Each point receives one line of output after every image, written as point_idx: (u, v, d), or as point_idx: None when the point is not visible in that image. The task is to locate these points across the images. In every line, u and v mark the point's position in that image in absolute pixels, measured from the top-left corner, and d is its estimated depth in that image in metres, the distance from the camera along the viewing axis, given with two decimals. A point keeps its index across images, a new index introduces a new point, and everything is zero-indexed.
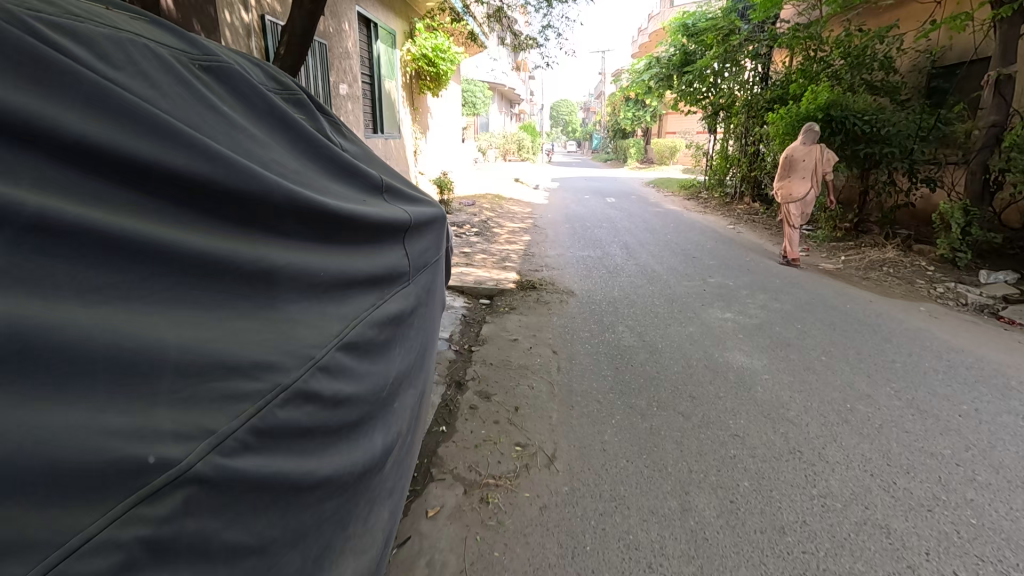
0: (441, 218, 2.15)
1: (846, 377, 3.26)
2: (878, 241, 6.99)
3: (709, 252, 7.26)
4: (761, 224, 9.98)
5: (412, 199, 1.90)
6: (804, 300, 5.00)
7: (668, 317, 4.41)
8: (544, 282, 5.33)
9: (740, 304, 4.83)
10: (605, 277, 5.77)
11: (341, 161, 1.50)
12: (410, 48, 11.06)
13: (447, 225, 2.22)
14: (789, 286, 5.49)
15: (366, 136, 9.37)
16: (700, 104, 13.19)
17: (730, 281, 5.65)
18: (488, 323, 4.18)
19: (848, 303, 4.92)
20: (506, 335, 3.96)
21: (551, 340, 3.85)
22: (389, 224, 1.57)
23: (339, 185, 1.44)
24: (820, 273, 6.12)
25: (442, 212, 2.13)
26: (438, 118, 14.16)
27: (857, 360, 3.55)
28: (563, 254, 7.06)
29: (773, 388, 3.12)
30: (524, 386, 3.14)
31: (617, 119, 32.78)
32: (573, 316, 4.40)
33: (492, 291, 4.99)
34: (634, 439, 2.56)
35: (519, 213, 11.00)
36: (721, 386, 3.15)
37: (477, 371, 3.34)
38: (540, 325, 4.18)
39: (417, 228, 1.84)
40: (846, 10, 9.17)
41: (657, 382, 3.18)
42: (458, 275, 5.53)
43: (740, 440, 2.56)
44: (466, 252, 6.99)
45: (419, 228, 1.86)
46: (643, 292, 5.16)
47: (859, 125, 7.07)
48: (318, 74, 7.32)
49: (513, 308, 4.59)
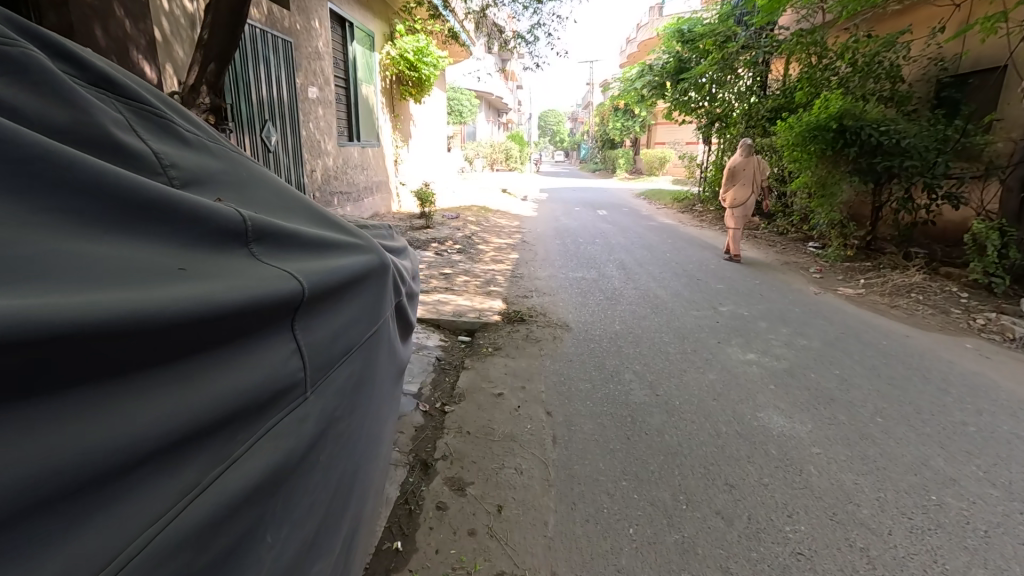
0: (377, 270, 1.53)
1: (918, 452, 2.58)
2: (897, 262, 6.40)
3: (714, 273, 6.63)
4: (763, 239, 9.39)
5: (316, 252, 1.28)
6: (832, 334, 4.36)
7: (681, 360, 3.72)
8: (533, 313, 4.62)
9: (761, 339, 4.18)
10: (602, 305, 5.07)
11: (120, 190, 0.89)
12: (389, 50, 10.36)
13: (387, 277, 1.59)
14: (811, 316, 4.85)
15: (341, 143, 8.63)
16: (695, 114, 12.64)
17: (743, 309, 5.00)
18: (466, 371, 3.45)
19: (883, 339, 4.29)
20: (489, 388, 3.23)
21: (544, 396, 3.12)
22: (243, 315, 0.95)
23: (97, 240, 0.83)
24: (840, 300, 5.49)
25: (376, 262, 1.51)
26: (421, 125, 13.43)
27: (921, 422, 2.89)
28: (554, 276, 6.36)
29: (828, 467, 2.45)
30: (510, 469, 2.42)
31: (605, 129, 32.42)
32: (568, 359, 3.68)
33: (473, 324, 4.27)
34: (663, 566, 1.85)
35: (506, 227, 10.31)
36: (763, 465, 2.47)
37: (451, 444, 2.61)
38: (530, 373, 3.45)
39: (324, 301, 1.22)
40: (851, 16, 8.67)
41: (681, 462, 2.48)
42: (435, 304, 4.79)
43: (807, 563, 1.87)
44: (446, 274, 6.26)
45: (327, 301, 1.23)
46: (648, 324, 4.49)
47: (876, 135, 6.46)
48: (283, 75, 6.58)
49: (497, 348, 3.85)
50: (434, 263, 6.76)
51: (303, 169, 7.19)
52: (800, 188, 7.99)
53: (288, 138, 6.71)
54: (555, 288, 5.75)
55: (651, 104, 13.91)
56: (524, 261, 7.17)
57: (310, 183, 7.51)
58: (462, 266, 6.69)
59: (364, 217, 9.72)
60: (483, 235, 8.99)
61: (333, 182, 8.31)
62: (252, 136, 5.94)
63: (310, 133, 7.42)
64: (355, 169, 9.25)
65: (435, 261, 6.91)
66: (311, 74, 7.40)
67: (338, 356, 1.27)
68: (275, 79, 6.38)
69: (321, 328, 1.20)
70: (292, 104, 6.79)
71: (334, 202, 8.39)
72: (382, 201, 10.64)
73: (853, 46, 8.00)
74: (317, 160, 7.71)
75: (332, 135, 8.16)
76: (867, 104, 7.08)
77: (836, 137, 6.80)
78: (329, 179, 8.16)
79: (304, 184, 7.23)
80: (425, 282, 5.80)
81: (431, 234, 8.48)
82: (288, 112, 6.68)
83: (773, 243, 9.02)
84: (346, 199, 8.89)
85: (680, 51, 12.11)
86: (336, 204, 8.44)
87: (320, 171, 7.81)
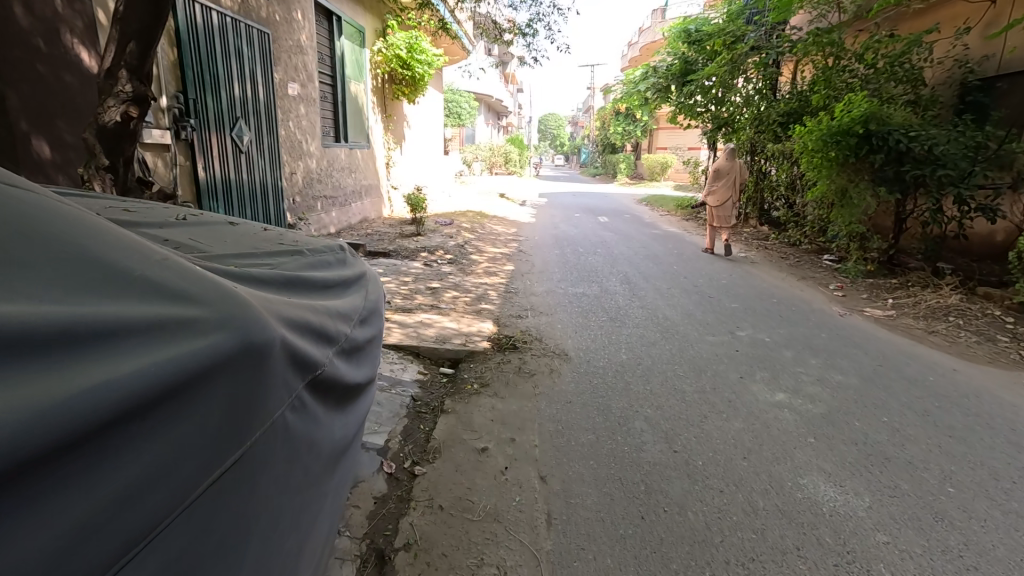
0: (230, 356, 1.01)
1: (1013, 541, 2.03)
2: (928, 280, 5.86)
3: (727, 290, 6.07)
4: (774, 251, 8.86)
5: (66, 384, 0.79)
6: (869, 367, 3.82)
7: (700, 401, 3.17)
8: (527, 339, 4.08)
9: (789, 374, 3.63)
10: (605, 328, 4.51)
11: None
12: (381, 47, 9.82)
13: (255, 359, 1.06)
14: (841, 344, 4.29)
15: (326, 145, 8.10)
16: (701, 118, 12.11)
17: (764, 336, 4.44)
18: (445, 415, 2.90)
19: (927, 373, 3.74)
20: (471, 440, 2.67)
21: (537, 453, 2.57)
22: None
23: None
24: (869, 323, 4.96)
25: (218, 346, 0.99)
26: (415, 126, 12.88)
27: (1003, 494, 2.34)
28: (551, 292, 5.79)
29: (902, 566, 1.90)
30: (489, 565, 1.88)
31: (606, 134, 31.95)
32: (567, 400, 3.11)
33: (458, 353, 3.72)
34: None
35: (502, 234, 9.78)
36: (817, 561, 1.91)
37: (417, 525, 2.07)
38: (521, 418, 2.90)
39: (57, 477, 0.75)
40: (872, 15, 8.13)
41: (713, 557, 1.92)
42: (417, 325, 4.24)
43: None
44: (433, 288, 5.69)
45: (69, 472, 0.76)
46: (658, 354, 3.92)
47: (905, 142, 5.92)
48: (259, 69, 6.03)
49: (485, 385, 3.29)
50: (421, 276, 6.19)
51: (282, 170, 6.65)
52: (816, 197, 7.45)
53: (265, 137, 6.17)
54: (553, 307, 5.18)
55: (655, 107, 13.39)
56: (520, 274, 6.60)
57: (289, 187, 6.96)
58: (452, 280, 6.12)
59: (352, 223, 9.15)
60: (477, 243, 8.42)
61: (316, 186, 7.75)
62: (221, 135, 5.39)
63: (290, 132, 6.87)
64: (341, 172, 8.70)
65: (423, 273, 6.34)
66: (291, 69, 6.86)
67: (124, 545, 0.80)
68: (249, 74, 5.85)
69: (56, 524, 0.73)
70: (269, 101, 6.24)
71: (317, 206, 7.83)
72: (371, 206, 10.08)
73: (876, 46, 7.45)
74: (298, 161, 7.16)
75: (315, 136, 7.61)
76: (893, 107, 6.53)
77: (859, 142, 6.25)
78: (312, 182, 7.61)
79: (283, 188, 6.68)
80: (409, 298, 5.23)
81: (421, 242, 7.92)
82: (264, 109, 6.15)
83: (786, 255, 8.47)
84: (331, 204, 8.33)
85: (688, 52, 11.59)
86: (319, 210, 7.88)
87: (302, 174, 7.26)
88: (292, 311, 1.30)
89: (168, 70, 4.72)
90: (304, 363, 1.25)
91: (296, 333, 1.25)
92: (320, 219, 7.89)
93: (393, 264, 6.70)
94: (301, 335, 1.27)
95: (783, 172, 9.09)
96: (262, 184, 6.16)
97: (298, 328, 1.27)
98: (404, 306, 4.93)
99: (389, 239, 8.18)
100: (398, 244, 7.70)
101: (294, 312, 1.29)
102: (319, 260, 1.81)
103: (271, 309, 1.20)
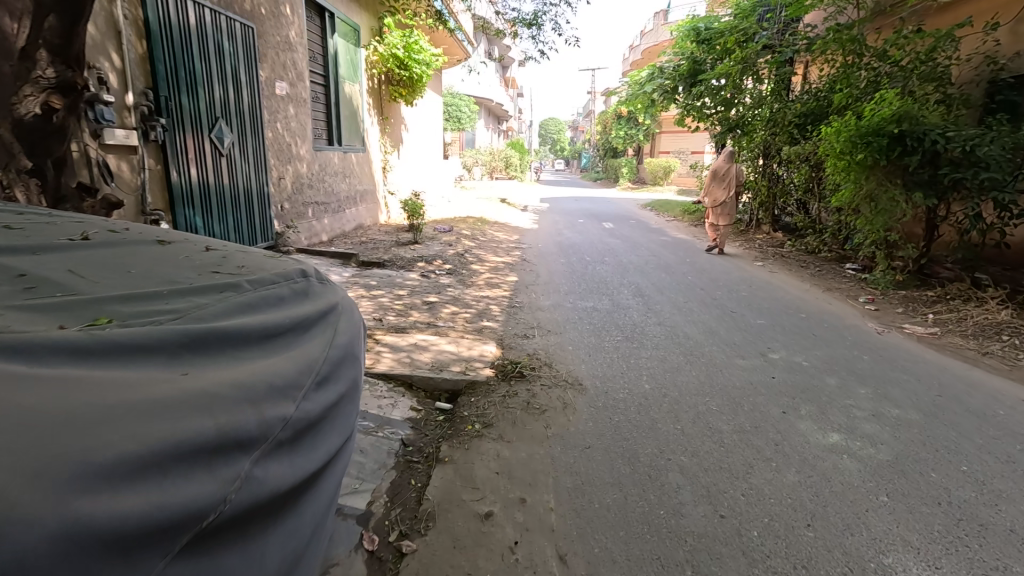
0: None
1: None
2: (970, 294, 5.40)
3: (750, 304, 5.58)
4: (793, 259, 8.39)
5: None
6: (927, 398, 3.34)
7: (742, 445, 2.69)
8: (535, 364, 3.61)
9: (839, 407, 3.15)
10: (621, 351, 4.03)
11: None
12: (377, 46, 9.38)
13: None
14: (888, 369, 3.82)
15: (317, 147, 7.64)
16: (710, 120, 11.65)
17: (800, 359, 3.96)
18: (440, 467, 2.43)
19: (995, 405, 3.27)
20: (473, 503, 2.19)
21: (554, 521, 2.10)
22: None
23: None
24: (913, 342, 4.48)
25: None
26: (413, 129, 12.42)
27: None
28: (559, 307, 5.30)
29: None
30: None
31: (608, 138, 31.59)
32: (586, 446, 2.63)
33: (456, 383, 3.24)
34: None
35: (504, 241, 9.32)
36: None
37: None
38: (533, 471, 2.42)
39: None
40: (896, 9, 7.68)
41: None
42: (410, 348, 3.76)
43: None
44: (430, 303, 5.20)
45: None
46: (685, 383, 3.44)
47: (942, 143, 5.45)
48: (242, 66, 5.56)
49: (489, 426, 2.80)
50: (418, 289, 5.71)
51: (269, 174, 6.18)
52: (839, 202, 6.98)
53: (248, 139, 5.71)
54: (561, 324, 4.70)
55: (662, 109, 12.93)
56: (525, 287, 6.12)
57: (277, 193, 6.49)
58: (451, 293, 5.64)
59: (345, 231, 8.68)
60: (477, 251, 7.95)
61: (306, 192, 7.28)
62: (199, 137, 4.93)
63: (277, 135, 6.41)
64: (334, 177, 8.23)
65: (420, 286, 5.87)
66: (279, 67, 6.42)
67: None
68: (231, 70, 5.38)
69: None
70: (254, 100, 5.78)
71: (308, 213, 7.36)
72: (366, 213, 9.60)
73: (903, 42, 7.00)
74: (286, 166, 6.69)
75: (305, 139, 7.16)
76: (926, 105, 6.06)
77: (891, 144, 5.78)
78: (302, 188, 7.14)
79: (269, 193, 6.22)
80: (403, 315, 4.75)
81: (419, 251, 7.44)
82: (248, 109, 5.68)
83: (805, 263, 7.98)
84: (323, 211, 7.86)
85: (696, 52, 11.15)
86: (310, 217, 7.41)
87: (290, 179, 6.79)
88: (135, 435, 0.83)
89: (137, 65, 4.25)
90: (158, 522, 0.78)
91: (131, 481, 0.78)
92: (311, 226, 7.42)
93: (387, 276, 6.23)
94: (146, 476, 0.81)
95: (800, 176, 8.61)
96: (246, 189, 5.70)
97: (140, 466, 0.80)
98: (397, 325, 4.45)
99: (385, 247, 7.71)
100: (393, 253, 7.22)
101: (132, 440, 0.82)
102: (258, 300, 1.35)
103: (71, 458, 0.74)
